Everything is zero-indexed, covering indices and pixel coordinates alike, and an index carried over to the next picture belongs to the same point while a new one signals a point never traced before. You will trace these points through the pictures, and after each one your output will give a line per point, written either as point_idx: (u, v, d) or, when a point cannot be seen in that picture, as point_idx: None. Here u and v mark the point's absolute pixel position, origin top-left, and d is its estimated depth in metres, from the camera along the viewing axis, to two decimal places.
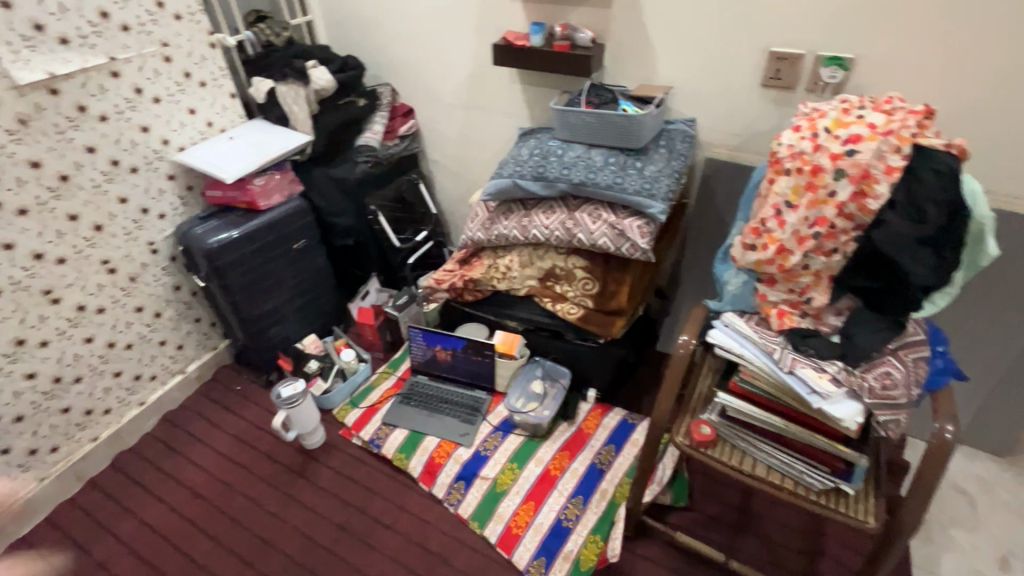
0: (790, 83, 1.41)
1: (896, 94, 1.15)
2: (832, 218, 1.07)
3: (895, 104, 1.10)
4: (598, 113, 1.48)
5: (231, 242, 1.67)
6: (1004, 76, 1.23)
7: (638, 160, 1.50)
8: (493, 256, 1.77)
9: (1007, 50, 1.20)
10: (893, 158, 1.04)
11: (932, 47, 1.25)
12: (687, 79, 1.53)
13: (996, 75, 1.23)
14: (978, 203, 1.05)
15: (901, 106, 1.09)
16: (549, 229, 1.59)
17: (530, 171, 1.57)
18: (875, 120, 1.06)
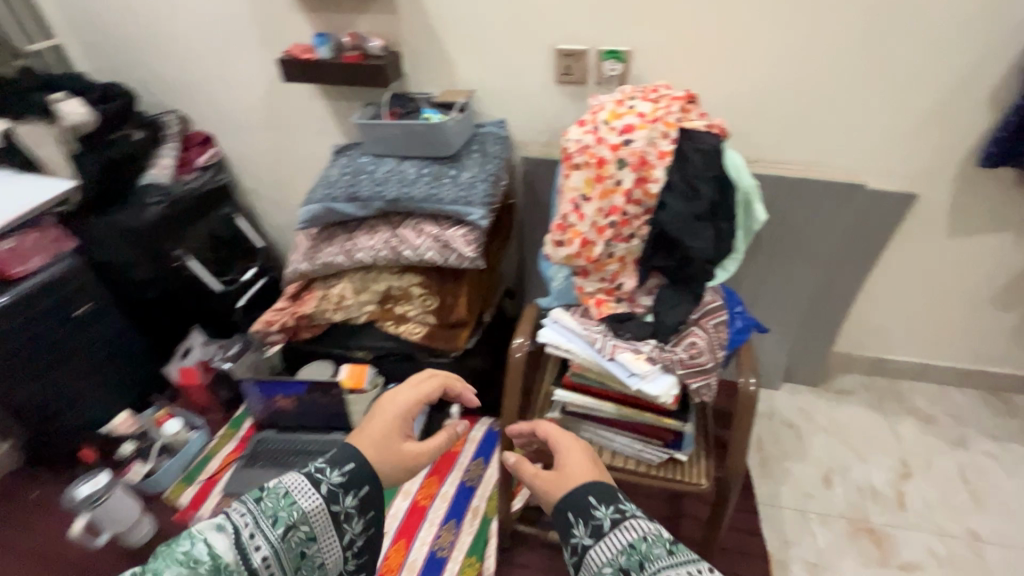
0: (580, 78, 1.46)
1: (663, 82, 1.23)
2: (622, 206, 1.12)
3: (661, 92, 1.18)
4: (401, 124, 1.42)
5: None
6: (749, 58, 1.37)
7: (451, 168, 1.46)
8: (324, 287, 1.63)
9: (746, 35, 1.34)
10: (663, 143, 1.10)
11: (689, 36, 1.36)
12: (488, 82, 1.53)
13: (743, 58, 1.37)
14: (741, 173, 1.15)
15: (665, 93, 1.17)
16: (374, 250, 1.50)
17: (341, 192, 1.46)
18: (644, 109, 1.12)
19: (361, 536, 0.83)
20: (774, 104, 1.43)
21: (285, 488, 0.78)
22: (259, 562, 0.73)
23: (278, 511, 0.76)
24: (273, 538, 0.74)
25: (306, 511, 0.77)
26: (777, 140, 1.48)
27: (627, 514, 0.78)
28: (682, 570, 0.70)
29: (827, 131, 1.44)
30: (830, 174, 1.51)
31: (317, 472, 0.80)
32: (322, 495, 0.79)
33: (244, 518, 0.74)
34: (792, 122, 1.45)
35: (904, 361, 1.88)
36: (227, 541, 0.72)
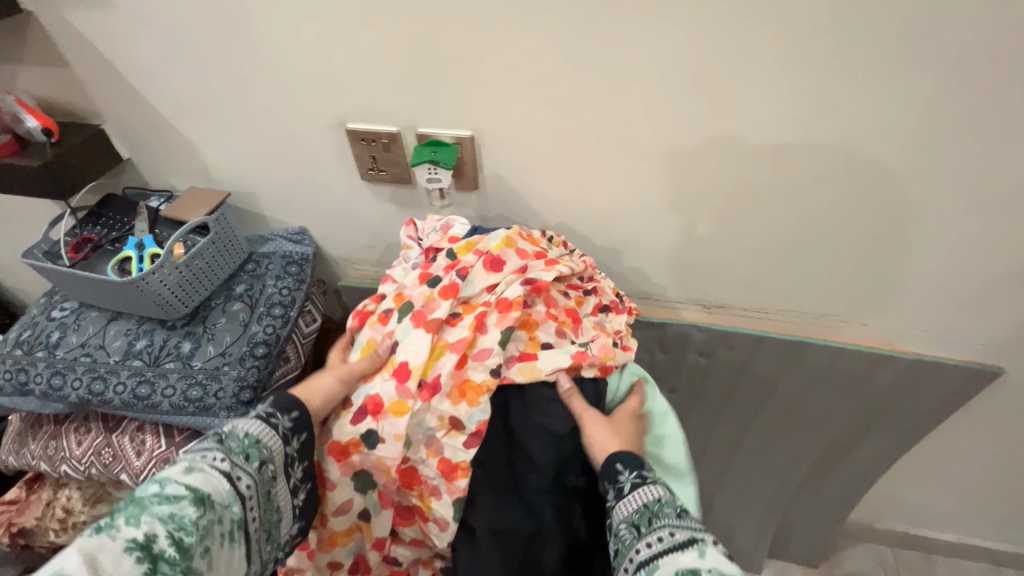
0: (398, 176, 0.82)
1: (493, 237, 0.69)
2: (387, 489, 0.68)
3: (468, 290, 0.67)
4: (75, 274, 0.80)
5: None
6: (693, 155, 0.73)
7: (186, 337, 0.86)
8: (52, 487, 1.07)
9: (687, 114, 0.69)
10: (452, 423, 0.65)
11: (576, 112, 0.72)
12: (258, 176, 0.90)
13: (686, 149, 0.72)
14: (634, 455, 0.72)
15: (468, 302, 0.67)
16: (82, 464, 0.92)
17: (6, 381, 0.87)
18: (413, 358, 0.64)
19: (303, 485, 0.65)
20: (743, 228, 0.79)
21: (245, 427, 0.59)
22: (242, 497, 0.55)
23: (251, 445, 0.58)
24: (251, 471, 0.57)
25: (277, 451, 0.60)
26: (750, 278, 0.85)
27: (648, 476, 0.58)
28: (686, 530, 0.51)
29: (837, 271, 0.80)
30: (836, 332, 0.89)
31: (265, 415, 0.61)
32: (280, 432, 0.61)
33: (213, 458, 0.55)
34: (777, 255, 0.81)
35: (945, 543, 1.29)
36: (208, 474, 0.54)
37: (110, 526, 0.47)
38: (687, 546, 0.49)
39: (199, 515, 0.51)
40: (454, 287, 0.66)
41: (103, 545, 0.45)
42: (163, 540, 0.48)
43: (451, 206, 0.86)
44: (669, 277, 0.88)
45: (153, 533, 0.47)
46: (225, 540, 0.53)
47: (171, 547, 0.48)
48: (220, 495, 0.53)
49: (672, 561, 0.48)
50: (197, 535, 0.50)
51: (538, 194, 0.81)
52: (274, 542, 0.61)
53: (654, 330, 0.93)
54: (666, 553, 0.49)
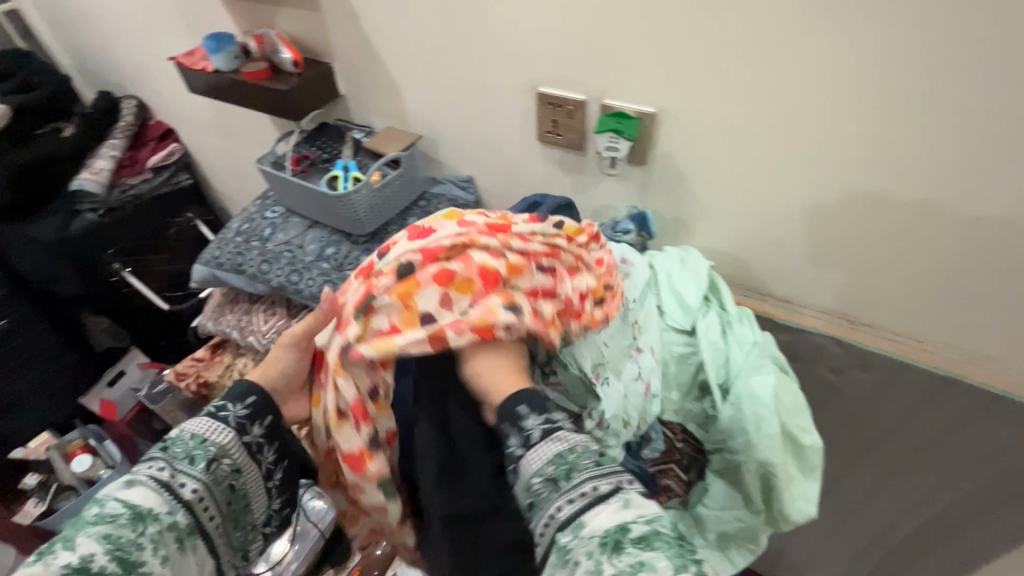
0: (572, 142, 0.89)
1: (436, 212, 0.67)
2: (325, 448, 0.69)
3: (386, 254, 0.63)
4: (296, 182, 0.98)
5: None
6: (884, 162, 0.70)
7: (365, 252, 1.01)
8: (233, 354, 1.32)
9: (891, 119, 0.67)
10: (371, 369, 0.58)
11: (765, 101, 0.72)
12: (445, 124, 1.02)
13: (875, 154, 0.70)
14: (788, 418, 0.61)
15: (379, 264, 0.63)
16: (266, 338, 1.13)
17: (227, 260, 1.08)
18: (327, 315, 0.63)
19: (279, 466, 0.73)
20: (920, 248, 0.75)
21: (189, 431, 0.66)
22: (187, 500, 0.63)
23: (195, 448, 0.66)
24: (197, 473, 0.64)
25: (229, 448, 0.67)
26: (911, 303, 0.81)
27: (557, 419, 0.55)
28: (608, 477, 0.51)
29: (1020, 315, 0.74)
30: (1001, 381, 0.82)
31: (216, 410, 0.68)
32: (230, 425, 0.68)
33: (155, 470, 0.63)
34: (950, 283, 0.76)
35: None
36: (144, 491, 0.62)
37: (49, 553, 0.55)
38: (609, 499, 0.50)
39: (137, 530, 0.59)
40: (369, 263, 0.64)
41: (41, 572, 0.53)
42: (100, 559, 0.56)
43: (614, 177, 0.90)
44: (820, 285, 0.86)
45: (90, 555, 0.56)
46: (178, 539, 0.62)
47: (111, 562, 0.57)
48: (161, 504, 0.62)
49: (591, 518, 0.49)
50: (139, 549, 0.58)
51: (705, 179, 0.83)
52: (244, 526, 0.71)
53: (790, 337, 0.91)
54: (589, 508, 0.50)
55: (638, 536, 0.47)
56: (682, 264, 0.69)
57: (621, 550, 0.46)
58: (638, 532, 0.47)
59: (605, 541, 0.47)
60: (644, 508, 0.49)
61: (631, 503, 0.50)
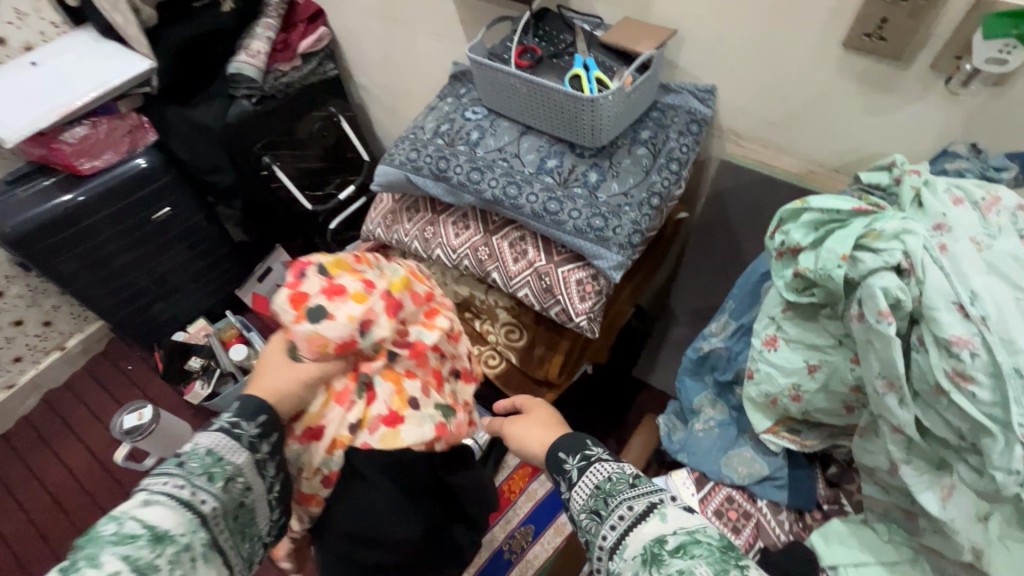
0: (898, 51, 0.71)
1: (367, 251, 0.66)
2: (294, 444, 0.64)
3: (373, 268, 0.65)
4: (529, 81, 0.84)
5: (78, 208, 1.28)
6: None
7: (592, 168, 0.89)
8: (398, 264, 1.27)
9: None
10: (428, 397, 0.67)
11: None
12: (704, 18, 0.84)
13: None
14: None
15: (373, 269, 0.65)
16: (456, 254, 1.05)
17: (426, 164, 0.99)
18: (356, 305, 0.60)
19: (285, 479, 0.61)
20: None
21: (206, 444, 0.54)
22: (206, 519, 0.52)
23: (216, 463, 0.54)
24: (213, 491, 0.53)
25: (245, 465, 0.56)
26: None
27: (591, 455, 0.57)
28: (642, 498, 0.51)
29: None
30: None
31: (229, 426, 0.56)
32: (245, 446, 0.56)
33: (173, 486, 0.51)
34: None
35: None
36: (165, 508, 0.49)
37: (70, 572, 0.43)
38: (649, 514, 0.50)
39: (157, 552, 0.47)
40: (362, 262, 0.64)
41: None
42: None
43: (940, 100, 0.73)
44: None
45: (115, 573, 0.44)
46: (197, 561, 0.50)
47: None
48: (179, 524, 0.49)
49: (638, 534, 0.49)
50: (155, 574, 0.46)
51: None
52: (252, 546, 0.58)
53: None
54: (634, 528, 0.49)
55: (677, 546, 0.46)
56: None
57: (663, 565, 0.45)
58: (676, 543, 0.46)
59: (644, 557, 0.47)
60: (687, 523, 0.48)
61: (672, 517, 0.49)
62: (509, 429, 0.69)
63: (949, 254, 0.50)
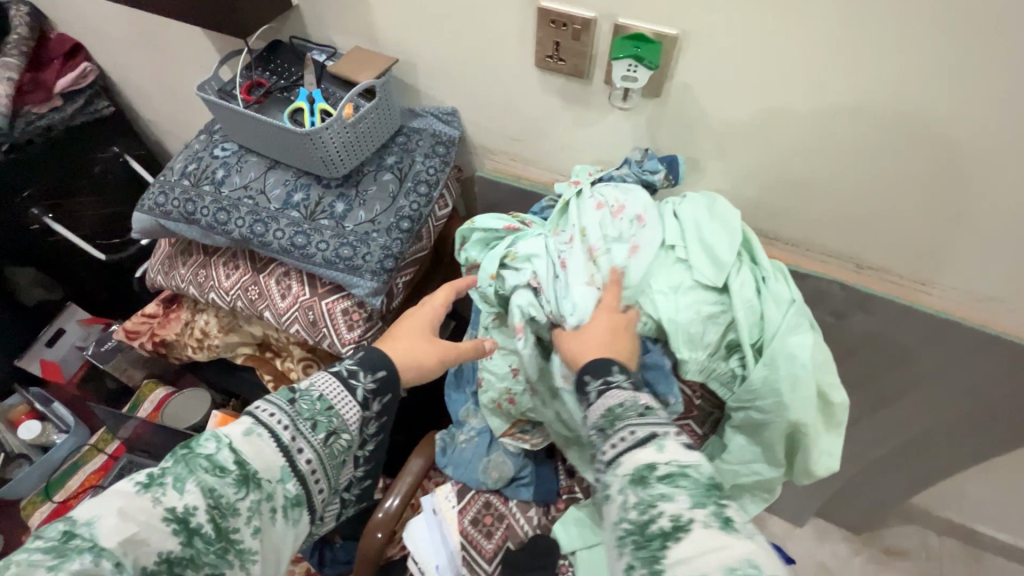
0: (576, 69, 0.78)
1: None
2: None
3: None
4: (253, 117, 0.83)
5: None
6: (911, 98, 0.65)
7: (339, 198, 0.89)
8: (190, 310, 1.18)
9: (920, 52, 0.62)
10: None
11: (796, 28, 0.64)
12: (423, 44, 0.87)
13: (903, 90, 0.65)
14: (821, 372, 0.58)
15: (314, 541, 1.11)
16: (229, 296, 1.00)
17: (174, 207, 0.93)
18: None
19: (374, 440, 0.66)
20: (947, 187, 0.72)
21: (319, 391, 0.59)
22: (300, 473, 0.56)
23: (320, 414, 0.58)
24: (316, 443, 0.57)
25: (349, 421, 0.60)
26: (923, 245, 0.79)
27: (613, 380, 0.52)
28: (646, 424, 0.48)
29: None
30: (999, 322, 0.82)
31: (346, 375, 0.62)
32: (357, 397, 0.61)
33: (277, 424, 0.56)
34: (970, 223, 0.74)
35: (999, 542, 1.31)
36: (263, 446, 0.55)
37: (158, 485, 0.50)
38: (646, 442, 0.47)
39: (240, 494, 0.52)
40: None
41: (147, 510, 0.48)
42: (202, 514, 0.50)
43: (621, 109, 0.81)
44: (833, 226, 0.83)
45: (193, 506, 0.50)
46: (275, 511, 0.54)
47: (210, 521, 0.50)
48: (272, 469, 0.54)
49: (630, 460, 0.46)
50: (235, 516, 0.51)
51: (722, 112, 0.76)
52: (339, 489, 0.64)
53: (794, 280, 0.89)
54: (627, 451, 0.47)
55: (665, 473, 0.44)
56: (710, 214, 0.64)
57: (648, 486, 0.44)
58: (665, 470, 0.44)
59: (631, 476, 0.45)
60: (683, 456, 0.46)
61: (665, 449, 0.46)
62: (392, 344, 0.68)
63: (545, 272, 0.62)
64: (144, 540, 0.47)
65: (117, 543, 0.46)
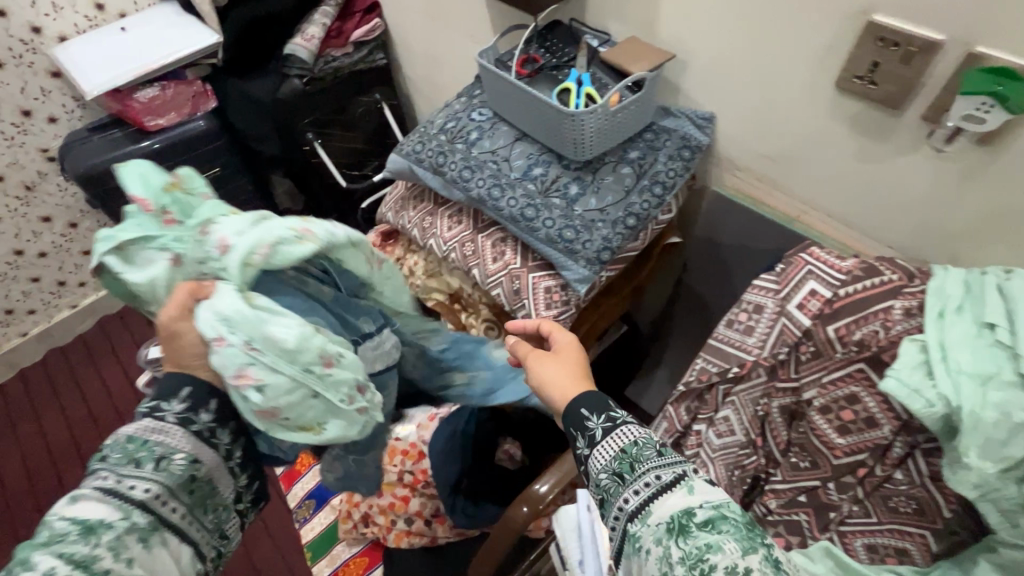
0: (889, 96, 0.68)
1: None
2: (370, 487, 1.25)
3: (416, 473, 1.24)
4: (523, 88, 0.88)
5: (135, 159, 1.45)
6: None
7: (575, 181, 0.91)
8: (403, 248, 1.33)
9: None
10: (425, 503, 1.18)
11: None
12: (704, 43, 0.84)
13: None
14: None
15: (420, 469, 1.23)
16: (446, 246, 1.09)
17: (428, 157, 1.04)
18: None
19: (240, 445, 0.64)
20: None
21: (124, 431, 0.57)
22: (142, 500, 0.55)
23: (136, 451, 0.56)
24: (149, 471, 0.56)
25: (176, 443, 0.58)
26: None
27: (617, 417, 0.55)
28: (668, 466, 0.51)
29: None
30: None
31: (150, 409, 0.58)
32: (168, 420, 0.58)
33: (100, 480, 0.54)
34: None
35: None
36: (91, 499, 0.53)
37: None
38: (676, 486, 0.49)
39: (89, 542, 0.51)
40: None
41: None
42: (64, 572, 0.48)
43: (931, 153, 0.69)
44: None
45: (51, 568, 0.48)
46: (142, 540, 0.54)
47: (76, 574, 0.49)
48: (113, 511, 0.53)
49: (663, 506, 0.48)
50: (99, 560, 0.50)
51: None
52: (223, 504, 0.63)
53: None
54: (656, 498, 0.49)
55: (705, 520, 0.46)
56: None
57: (689, 534, 0.46)
58: (704, 516, 0.46)
59: (671, 526, 0.46)
60: (712, 495, 0.48)
61: (693, 492, 0.49)
62: (532, 363, 0.66)
63: (231, 236, 0.61)
64: None
65: None
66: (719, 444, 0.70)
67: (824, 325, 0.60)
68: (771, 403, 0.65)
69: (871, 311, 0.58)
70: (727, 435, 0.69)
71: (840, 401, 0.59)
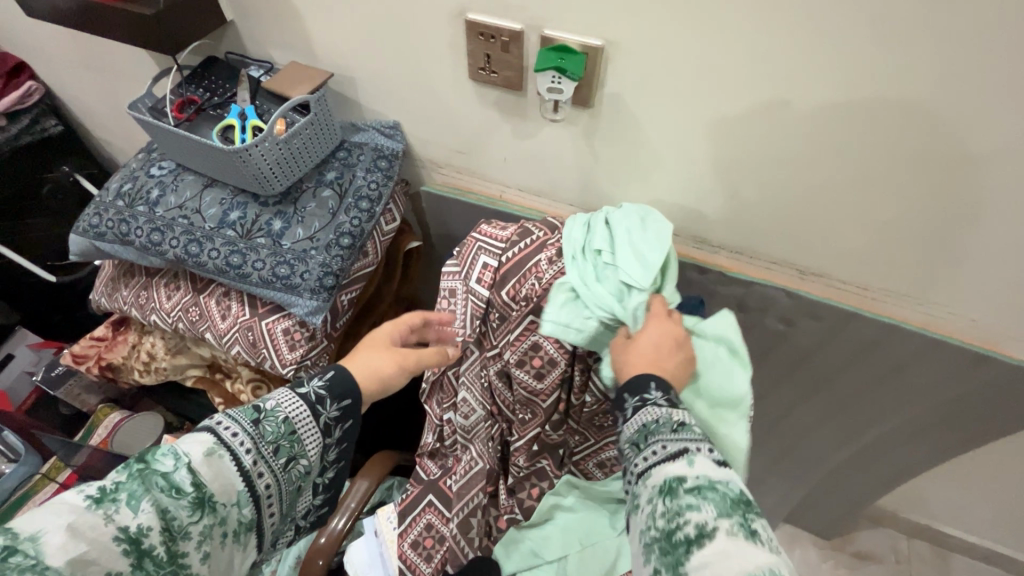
0: (509, 79, 0.77)
1: None
2: None
3: None
4: (181, 134, 0.81)
5: None
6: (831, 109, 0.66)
7: (277, 216, 0.87)
8: (137, 332, 1.15)
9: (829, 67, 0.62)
10: None
11: (713, 37, 0.64)
12: (359, 59, 0.86)
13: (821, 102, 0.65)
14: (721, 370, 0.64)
15: None
16: (170, 318, 0.97)
17: (109, 229, 0.91)
18: None
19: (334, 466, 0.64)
20: (889, 193, 0.71)
21: (285, 412, 0.57)
22: (257, 497, 0.55)
23: (283, 436, 0.57)
24: (273, 468, 0.56)
25: (308, 446, 0.59)
26: (862, 252, 0.79)
27: (647, 398, 0.52)
28: (678, 442, 0.49)
29: (988, 254, 0.72)
30: (949, 327, 0.82)
31: (313, 400, 0.59)
32: (319, 422, 0.60)
33: (239, 446, 0.54)
34: (915, 229, 0.73)
35: (966, 542, 1.29)
36: (221, 467, 0.52)
37: (110, 501, 0.47)
38: (677, 456, 0.47)
39: (193, 518, 0.50)
40: None
41: (98, 528, 0.46)
42: (154, 537, 0.48)
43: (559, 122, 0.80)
44: (771, 233, 0.82)
45: (146, 529, 0.47)
46: (225, 538, 0.53)
47: (162, 545, 0.48)
48: (229, 492, 0.52)
49: (658, 475, 0.47)
50: (185, 541, 0.49)
51: (656, 123, 0.75)
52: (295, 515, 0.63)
53: (740, 288, 0.88)
54: (660, 465, 0.48)
55: (693, 487, 0.45)
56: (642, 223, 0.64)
57: (676, 499, 0.45)
58: (693, 483, 0.45)
59: (660, 489, 0.46)
60: (710, 471, 0.46)
61: (693, 462, 0.47)
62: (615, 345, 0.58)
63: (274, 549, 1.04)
64: (92, 560, 0.45)
65: (63, 562, 0.43)
66: (468, 423, 0.74)
67: (499, 291, 0.67)
68: (489, 372, 0.70)
69: (527, 268, 0.66)
70: (470, 414, 0.73)
71: (528, 351, 0.66)
